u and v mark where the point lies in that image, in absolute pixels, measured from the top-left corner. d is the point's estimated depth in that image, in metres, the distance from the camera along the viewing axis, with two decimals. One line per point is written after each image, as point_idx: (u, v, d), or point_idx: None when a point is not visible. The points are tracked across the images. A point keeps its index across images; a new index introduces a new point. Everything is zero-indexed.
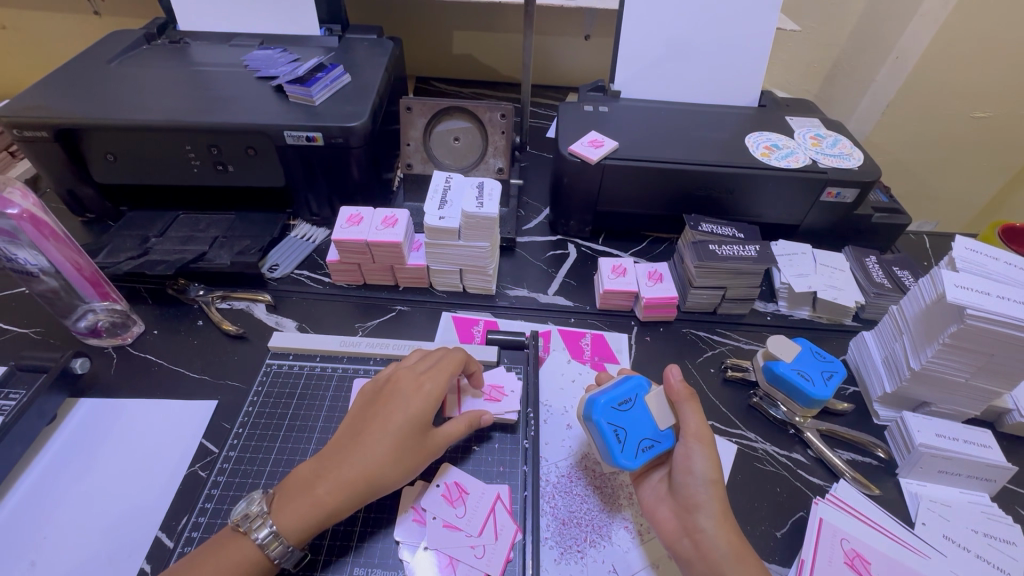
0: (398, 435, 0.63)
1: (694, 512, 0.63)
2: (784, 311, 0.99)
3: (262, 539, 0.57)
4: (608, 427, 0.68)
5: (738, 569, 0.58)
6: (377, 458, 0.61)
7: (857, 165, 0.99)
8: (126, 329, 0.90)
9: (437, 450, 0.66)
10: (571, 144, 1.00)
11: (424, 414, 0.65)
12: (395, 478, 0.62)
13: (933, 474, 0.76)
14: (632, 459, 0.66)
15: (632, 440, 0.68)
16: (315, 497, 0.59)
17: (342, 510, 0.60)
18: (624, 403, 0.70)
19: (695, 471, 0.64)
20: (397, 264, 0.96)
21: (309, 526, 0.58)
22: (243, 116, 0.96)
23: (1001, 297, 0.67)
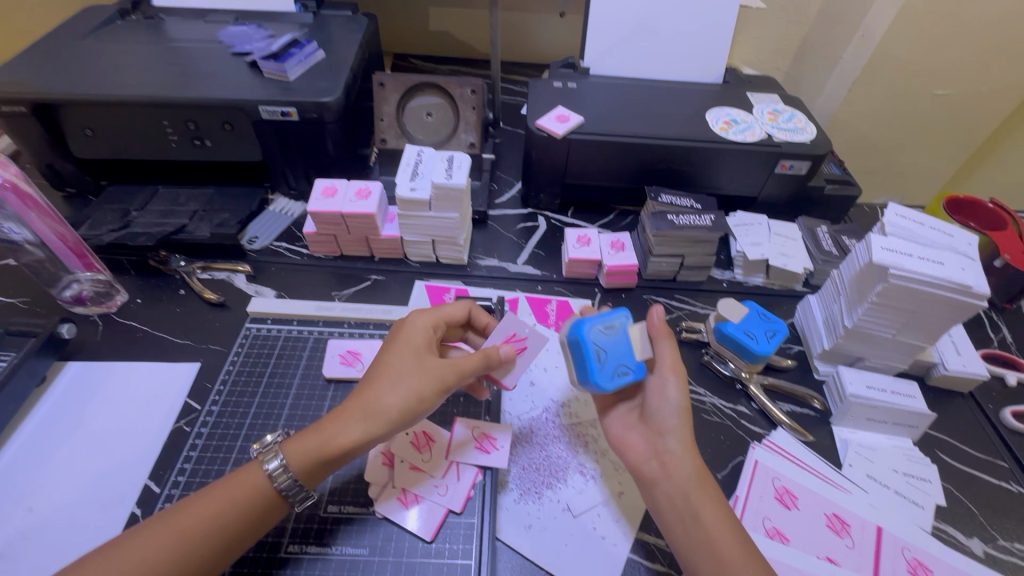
0: (393, 364, 0.67)
1: (664, 436, 0.69)
2: (739, 278, 1.05)
3: (271, 470, 0.60)
4: (592, 345, 0.69)
5: (700, 486, 0.64)
6: (376, 384, 0.65)
7: (810, 139, 1.05)
8: (110, 298, 0.94)
9: (441, 374, 0.66)
10: (538, 118, 1.04)
11: (411, 345, 0.69)
12: (395, 401, 0.64)
13: (862, 422, 0.83)
14: (609, 379, 0.69)
15: (611, 362, 0.70)
16: (320, 426, 0.63)
17: (348, 436, 0.62)
18: (609, 327, 0.72)
19: (668, 399, 0.70)
20: (372, 235, 1.00)
21: (311, 454, 0.61)
22: (218, 91, 0.98)
23: (921, 257, 0.74)
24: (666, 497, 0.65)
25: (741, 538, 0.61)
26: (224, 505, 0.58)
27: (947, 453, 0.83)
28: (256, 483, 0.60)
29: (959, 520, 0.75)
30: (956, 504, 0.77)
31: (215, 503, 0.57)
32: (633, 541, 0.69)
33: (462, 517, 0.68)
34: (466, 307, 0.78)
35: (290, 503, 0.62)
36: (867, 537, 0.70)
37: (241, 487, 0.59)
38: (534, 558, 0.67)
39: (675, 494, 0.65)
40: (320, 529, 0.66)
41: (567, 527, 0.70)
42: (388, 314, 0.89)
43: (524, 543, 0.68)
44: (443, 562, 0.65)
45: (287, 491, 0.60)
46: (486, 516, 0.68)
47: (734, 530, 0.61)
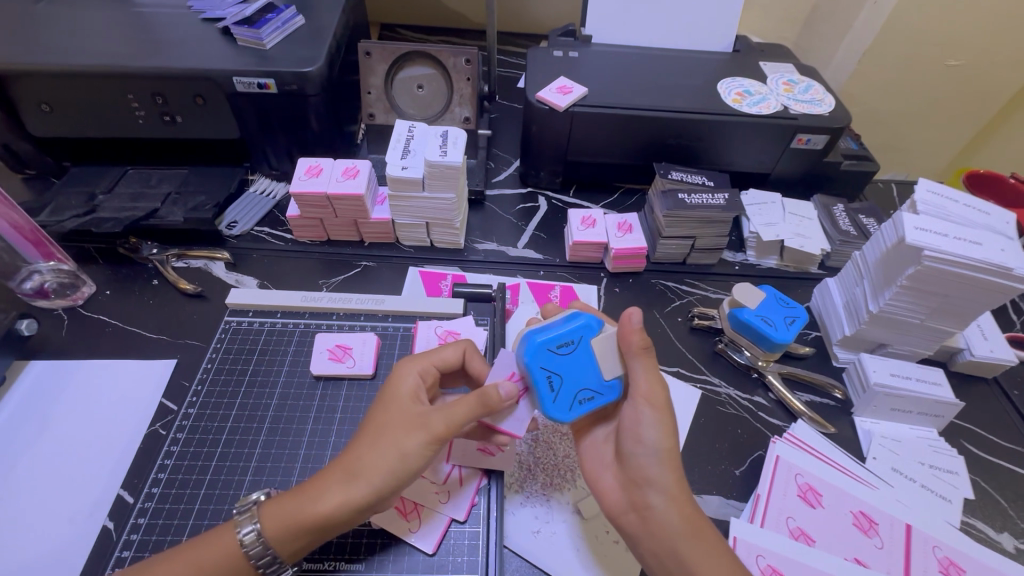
0: (378, 418, 0.58)
1: (644, 486, 0.58)
2: (752, 260, 1.00)
3: (243, 538, 0.52)
4: (540, 373, 0.59)
5: (691, 547, 0.54)
6: (359, 442, 0.57)
7: (828, 111, 0.98)
8: (76, 290, 0.86)
9: (431, 423, 0.56)
10: (539, 90, 0.96)
11: (396, 396, 0.60)
12: (378, 459, 0.54)
13: (885, 412, 0.78)
14: (568, 410, 0.60)
15: (569, 390, 0.60)
16: (298, 490, 0.55)
17: (327, 502, 0.53)
18: (564, 346, 0.60)
19: (645, 441, 0.58)
20: (361, 218, 0.93)
21: (288, 521, 0.52)
22: (188, 60, 0.89)
23: (957, 238, 0.68)
24: (652, 556, 0.57)
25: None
26: (184, 574, 0.50)
27: (973, 443, 0.79)
28: (221, 553, 0.52)
29: (989, 515, 0.71)
30: (985, 497, 0.73)
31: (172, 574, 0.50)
32: None
33: (466, 526, 0.63)
34: (460, 347, 0.67)
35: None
36: (896, 535, 0.66)
37: (207, 553, 0.52)
38: (544, 568, 0.62)
39: (662, 554, 0.56)
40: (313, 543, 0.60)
41: (578, 532, 0.65)
42: (380, 304, 0.82)
43: (531, 551, 0.64)
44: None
45: (259, 561, 0.52)
46: (492, 524, 0.63)
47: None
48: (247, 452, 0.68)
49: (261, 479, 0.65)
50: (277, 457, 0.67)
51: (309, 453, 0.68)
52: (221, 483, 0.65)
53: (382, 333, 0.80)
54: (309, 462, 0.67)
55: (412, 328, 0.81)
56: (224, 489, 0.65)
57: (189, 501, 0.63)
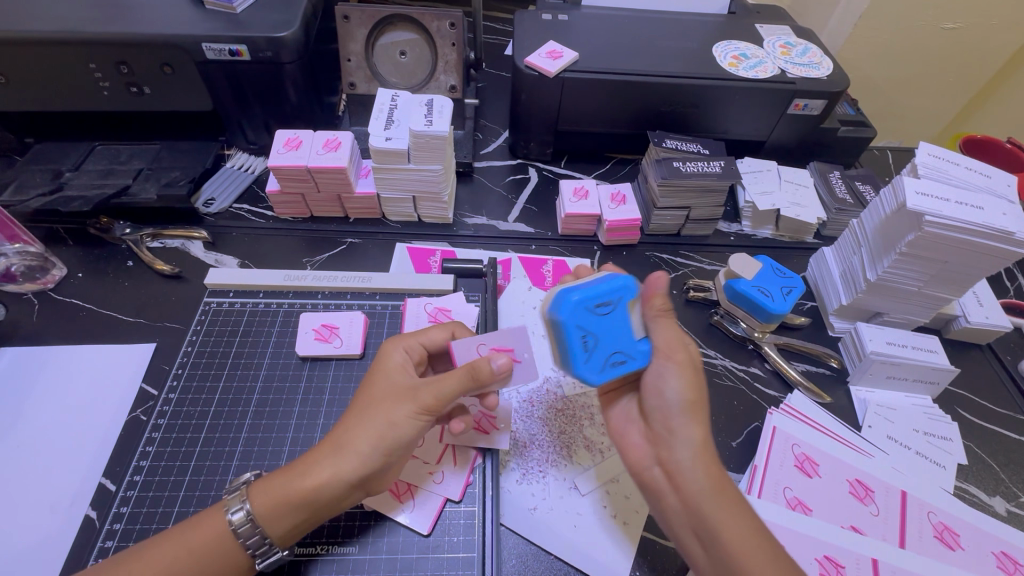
0: (366, 394, 0.56)
1: (669, 441, 0.57)
2: (747, 231, 0.98)
3: (234, 518, 0.50)
4: (577, 331, 0.55)
5: (715, 503, 0.52)
6: (346, 418, 0.55)
7: (827, 75, 0.95)
8: (46, 273, 0.82)
9: (419, 396, 0.55)
10: (527, 55, 0.92)
11: (383, 372, 0.58)
12: (366, 433, 0.53)
13: (881, 381, 0.78)
14: (599, 371, 0.56)
15: (602, 351, 0.57)
16: (287, 467, 0.53)
17: (316, 477, 0.51)
18: (603, 305, 0.56)
19: (667, 394, 0.58)
20: (345, 193, 0.89)
21: (278, 500, 0.51)
22: (153, 25, 0.83)
23: (959, 202, 0.67)
24: (679, 513, 0.55)
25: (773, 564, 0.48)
26: (174, 558, 0.48)
27: (968, 410, 0.79)
28: (210, 534, 0.50)
29: (982, 480, 0.72)
30: (979, 463, 0.73)
31: (161, 558, 0.48)
32: (647, 517, 0.64)
33: (461, 506, 0.61)
34: (449, 328, 0.64)
35: (252, 561, 0.51)
36: (892, 502, 0.66)
37: (199, 533, 0.50)
38: (542, 543, 0.62)
39: (687, 509, 0.54)
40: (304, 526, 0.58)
41: (575, 508, 0.65)
42: (367, 281, 0.80)
43: (528, 527, 0.63)
44: (445, 555, 0.58)
45: (247, 542, 0.50)
46: (489, 502, 0.62)
47: (764, 553, 0.49)
48: (232, 437, 0.65)
49: (249, 464, 0.63)
50: (264, 441, 0.65)
51: (297, 435, 0.66)
52: (207, 469, 0.63)
53: (371, 312, 0.78)
54: (297, 444, 0.65)
55: (401, 306, 0.78)
56: (209, 474, 0.63)
57: (173, 488, 0.61)
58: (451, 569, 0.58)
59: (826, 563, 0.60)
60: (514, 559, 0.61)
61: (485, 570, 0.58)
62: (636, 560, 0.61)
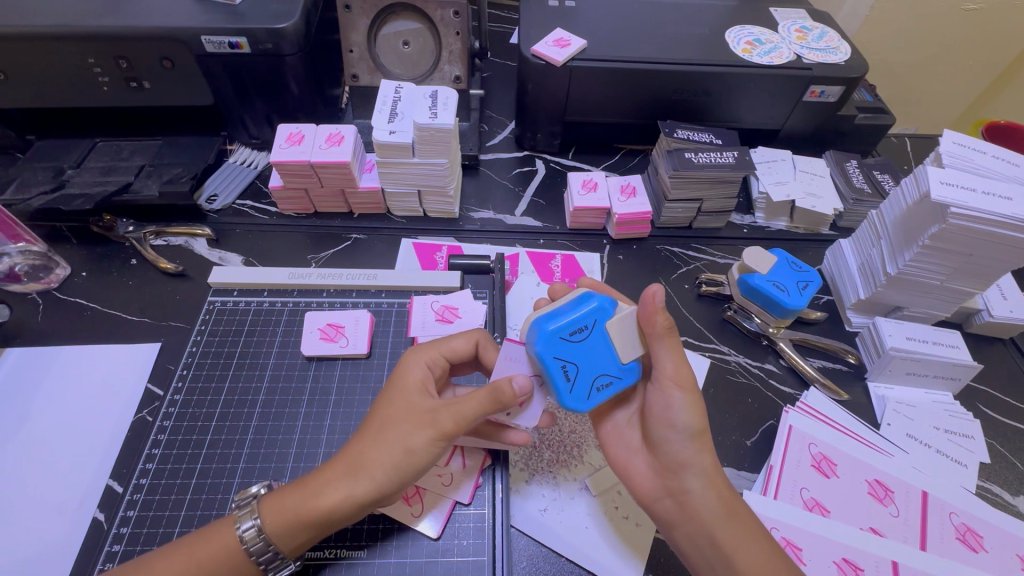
0: (383, 412, 0.55)
1: (680, 471, 0.56)
2: (760, 223, 0.96)
3: (245, 531, 0.50)
4: (554, 364, 0.53)
5: (730, 531, 0.53)
6: (363, 436, 0.53)
7: (844, 60, 0.92)
8: (49, 272, 0.82)
9: (439, 421, 0.53)
10: (534, 44, 0.89)
11: (404, 390, 0.56)
12: (385, 457, 0.51)
13: (900, 377, 0.76)
14: (586, 399, 0.55)
15: (585, 377, 0.55)
16: (300, 482, 0.52)
17: (331, 496, 0.50)
18: (577, 332, 0.54)
19: (677, 424, 0.56)
20: (349, 188, 0.87)
21: (291, 522, 0.50)
22: (150, 18, 0.81)
23: (986, 192, 0.64)
24: (690, 544, 0.55)
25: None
26: (184, 569, 0.47)
27: (989, 406, 0.76)
28: (220, 546, 0.49)
29: (1004, 478, 0.70)
30: (1001, 461, 0.71)
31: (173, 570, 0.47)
32: None
33: (471, 509, 0.60)
34: (473, 338, 0.62)
35: (262, 572, 0.51)
36: (912, 503, 0.65)
37: (209, 545, 0.49)
38: (552, 545, 0.61)
39: (701, 539, 0.54)
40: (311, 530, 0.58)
41: (586, 510, 0.63)
42: (373, 279, 0.78)
43: (539, 529, 0.62)
44: (454, 560, 0.57)
45: (260, 556, 0.50)
46: (499, 505, 0.61)
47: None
48: (238, 440, 0.64)
49: (255, 467, 0.62)
50: (271, 443, 0.64)
51: (304, 437, 0.65)
52: (214, 471, 0.62)
53: (376, 310, 0.76)
54: (303, 446, 0.64)
55: (407, 304, 0.77)
56: (216, 476, 0.62)
57: (180, 492, 0.61)
58: (461, 572, 0.57)
59: (845, 566, 0.59)
60: (525, 561, 0.60)
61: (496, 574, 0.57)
62: (649, 561, 0.60)
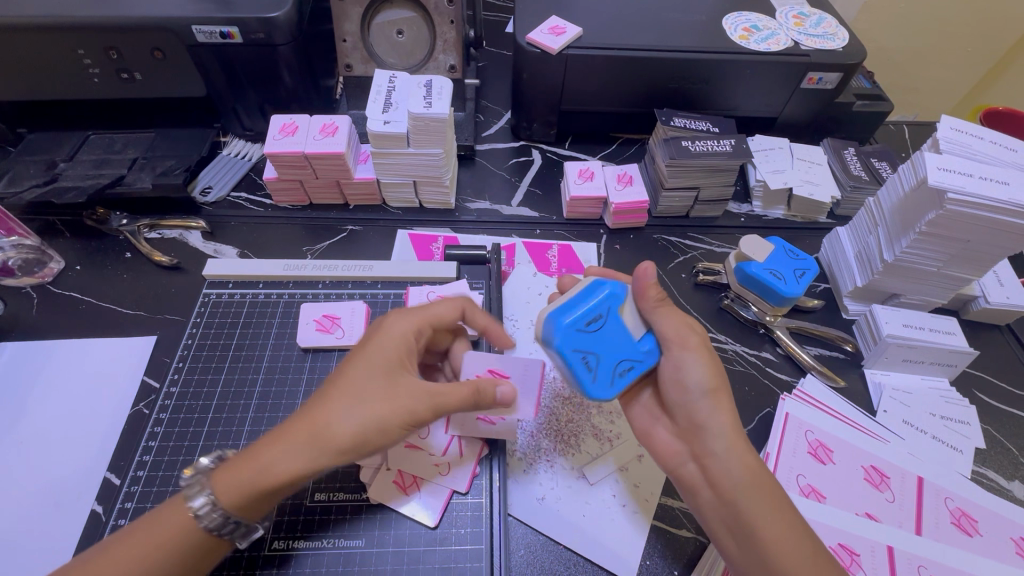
0: (354, 378, 0.52)
1: (699, 433, 0.56)
2: (758, 211, 0.95)
3: (197, 508, 0.48)
4: (574, 356, 0.54)
5: (752, 496, 0.51)
6: (329, 402, 0.50)
7: (842, 46, 0.91)
8: (43, 266, 0.81)
9: (413, 403, 0.51)
10: (529, 32, 0.89)
11: (382, 362, 0.54)
12: (351, 432, 0.49)
13: (897, 364, 0.76)
14: (612, 386, 0.55)
15: (608, 365, 0.56)
16: (255, 452, 0.49)
17: (290, 467, 0.48)
18: (593, 322, 0.56)
19: (689, 384, 0.56)
20: (343, 179, 0.87)
21: (245, 492, 0.48)
22: (140, 8, 0.80)
23: (983, 178, 0.64)
24: (713, 509, 0.54)
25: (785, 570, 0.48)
26: (139, 554, 0.46)
27: (985, 392, 0.77)
28: (174, 526, 0.47)
29: (999, 463, 0.70)
30: (997, 446, 0.72)
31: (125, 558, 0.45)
32: (656, 506, 0.63)
33: (468, 498, 0.61)
34: (457, 306, 0.63)
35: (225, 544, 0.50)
36: (908, 488, 0.65)
37: (163, 527, 0.48)
38: (550, 533, 0.61)
39: (722, 505, 0.53)
40: (309, 520, 0.58)
41: (584, 498, 0.64)
42: (369, 270, 0.78)
43: (537, 517, 0.62)
44: (452, 548, 0.58)
45: (219, 529, 0.48)
46: (496, 494, 0.61)
47: (801, 548, 0.48)
48: (234, 431, 0.64)
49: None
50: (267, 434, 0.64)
51: None
52: None
53: (372, 301, 0.76)
54: None
55: (403, 295, 0.77)
56: None
57: (177, 483, 0.61)
58: (459, 561, 0.57)
59: (841, 551, 0.59)
60: (523, 549, 0.60)
61: (494, 563, 0.57)
62: (646, 549, 0.60)
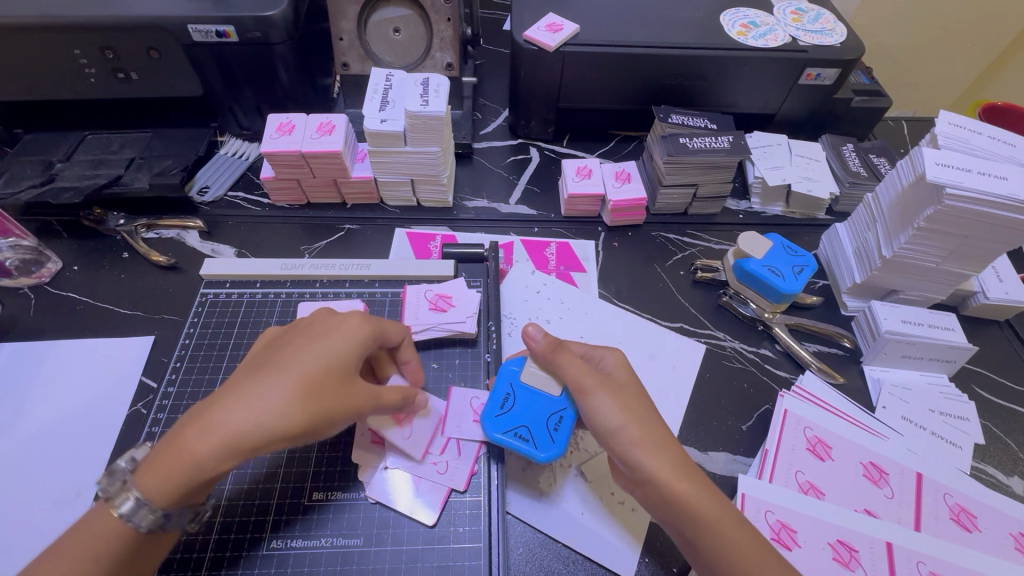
0: (301, 370, 0.49)
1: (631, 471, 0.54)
2: (756, 208, 0.95)
3: (126, 510, 0.45)
4: (507, 437, 0.60)
5: (692, 517, 0.50)
6: (271, 396, 0.47)
7: (840, 42, 0.91)
8: (41, 266, 0.81)
9: (356, 402, 0.51)
10: (526, 29, 0.88)
11: (334, 353, 0.51)
12: (292, 432, 0.47)
13: (896, 360, 0.76)
14: (552, 443, 0.60)
15: (540, 429, 0.61)
16: (180, 447, 0.46)
17: (221, 467, 0.46)
18: (506, 402, 0.62)
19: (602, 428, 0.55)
20: (340, 177, 0.87)
21: (173, 487, 0.46)
22: (135, 7, 0.80)
23: (982, 173, 0.63)
24: (673, 533, 0.53)
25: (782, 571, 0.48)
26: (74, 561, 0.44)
27: (985, 388, 0.77)
28: (106, 528, 0.46)
29: (998, 459, 0.70)
30: (996, 442, 0.72)
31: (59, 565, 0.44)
32: None
33: (467, 496, 0.61)
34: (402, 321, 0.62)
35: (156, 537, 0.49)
36: (907, 484, 0.65)
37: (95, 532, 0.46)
38: (547, 531, 0.61)
39: (677, 532, 0.52)
40: (307, 519, 0.58)
41: (583, 496, 0.64)
42: (367, 269, 0.78)
43: (535, 515, 0.62)
44: (451, 547, 0.58)
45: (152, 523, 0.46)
46: (494, 492, 0.61)
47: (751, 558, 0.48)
48: None
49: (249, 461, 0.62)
50: None
51: None
52: None
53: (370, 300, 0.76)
54: None
55: (401, 293, 0.77)
56: None
57: None
58: (457, 559, 0.57)
59: (839, 547, 0.59)
60: (521, 547, 0.60)
61: (492, 561, 0.57)
62: (645, 547, 0.60)
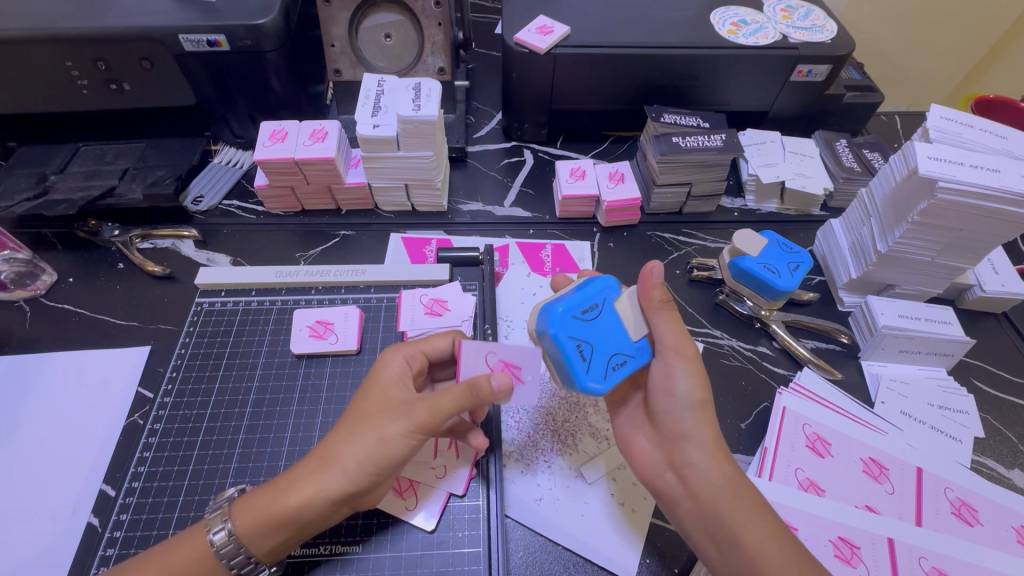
0: (359, 407, 0.54)
1: (682, 442, 0.55)
2: (751, 206, 0.95)
3: (214, 538, 0.49)
4: (570, 342, 0.53)
5: (733, 504, 0.51)
6: (338, 430, 0.52)
7: (830, 38, 0.91)
8: (36, 278, 0.81)
9: (413, 415, 0.51)
10: (517, 32, 0.88)
11: (382, 386, 0.55)
12: (355, 449, 0.50)
13: (893, 354, 0.76)
14: (603, 379, 0.53)
15: (600, 357, 0.54)
16: (271, 483, 0.51)
17: (303, 495, 0.48)
18: (588, 311, 0.55)
19: (677, 394, 0.55)
20: (335, 184, 0.87)
21: (263, 521, 0.48)
22: (127, 17, 0.80)
23: (974, 166, 0.63)
24: (691, 517, 0.53)
25: (794, 568, 0.47)
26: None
27: (983, 380, 0.77)
28: (194, 552, 0.48)
29: (999, 452, 0.70)
30: (995, 434, 0.71)
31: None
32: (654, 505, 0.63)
33: (466, 500, 0.60)
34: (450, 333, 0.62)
35: None
36: (907, 480, 0.65)
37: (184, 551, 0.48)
38: (547, 533, 0.61)
39: (702, 515, 0.52)
40: None
41: (584, 496, 0.64)
42: (361, 274, 0.78)
43: (535, 518, 0.62)
44: (449, 552, 0.57)
45: (231, 561, 0.48)
46: (493, 496, 0.61)
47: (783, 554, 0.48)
48: (229, 440, 0.64)
49: (243, 481, 0.61)
50: (262, 442, 0.64)
51: (295, 436, 0.64)
52: (205, 473, 0.62)
53: (365, 306, 0.76)
54: (295, 445, 0.64)
55: (396, 299, 0.77)
56: (209, 477, 0.62)
57: (173, 493, 0.61)
58: (457, 564, 0.57)
59: (841, 544, 0.59)
60: (521, 551, 0.60)
61: (493, 565, 0.57)
62: (644, 548, 0.60)
